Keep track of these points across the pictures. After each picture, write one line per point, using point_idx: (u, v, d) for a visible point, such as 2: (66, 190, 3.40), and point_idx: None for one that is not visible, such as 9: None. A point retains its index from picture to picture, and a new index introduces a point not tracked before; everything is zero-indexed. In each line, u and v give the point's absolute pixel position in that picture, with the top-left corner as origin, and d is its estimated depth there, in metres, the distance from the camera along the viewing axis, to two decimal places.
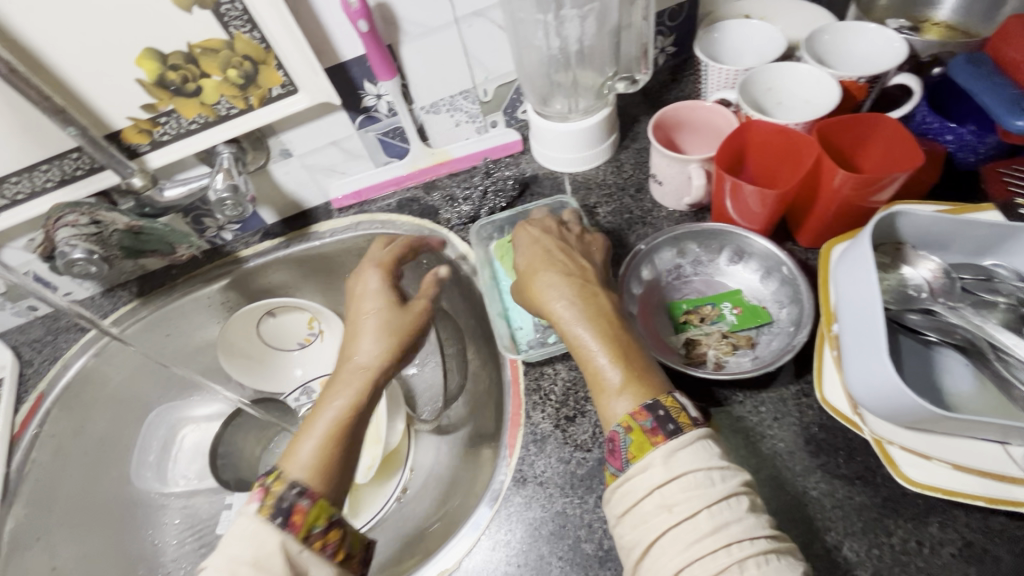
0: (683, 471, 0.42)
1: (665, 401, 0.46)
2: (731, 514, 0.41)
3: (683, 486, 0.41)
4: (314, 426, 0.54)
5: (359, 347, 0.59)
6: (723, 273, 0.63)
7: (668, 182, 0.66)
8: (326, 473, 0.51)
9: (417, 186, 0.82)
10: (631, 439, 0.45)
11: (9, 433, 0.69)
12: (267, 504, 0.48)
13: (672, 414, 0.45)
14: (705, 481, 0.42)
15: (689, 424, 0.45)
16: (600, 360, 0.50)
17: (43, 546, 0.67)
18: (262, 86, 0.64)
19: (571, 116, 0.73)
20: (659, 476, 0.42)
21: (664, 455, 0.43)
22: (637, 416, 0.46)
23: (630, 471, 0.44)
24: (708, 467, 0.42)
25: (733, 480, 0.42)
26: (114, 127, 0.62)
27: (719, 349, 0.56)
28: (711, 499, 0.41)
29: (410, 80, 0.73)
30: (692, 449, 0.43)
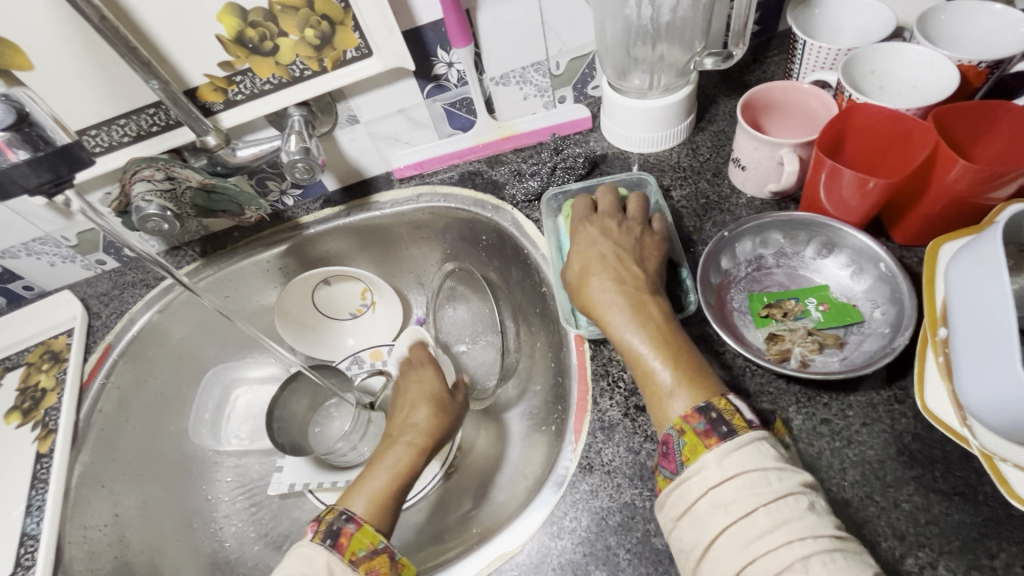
0: (737, 472, 0.40)
1: (717, 402, 0.43)
2: (791, 512, 0.38)
3: (738, 486, 0.39)
4: (370, 475, 0.56)
5: (415, 415, 0.63)
6: (809, 267, 0.59)
7: (753, 167, 0.63)
8: (382, 513, 0.52)
9: (480, 160, 0.79)
10: (684, 440, 0.43)
11: (79, 381, 0.70)
12: (319, 531, 0.49)
13: (725, 416, 0.42)
14: (761, 480, 0.39)
15: (745, 426, 0.42)
16: (650, 362, 0.47)
17: (107, 493, 0.67)
18: (338, 48, 0.63)
19: (650, 93, 0.69)
20: (714, 476, 0.40)
21: (718, 456, 0.40)
22: (688, 417, 0.43)
23: (684, 474, 0.41)
24: (763, 466, 0.40)
25: (793, 478, 0.39)
26: (191, 84, 0.62)
27: (805, 347, 0.53)
28: (767, 497, 0.38)
29: (484, 49, 0.70)
30: (749, 451, 0.40)
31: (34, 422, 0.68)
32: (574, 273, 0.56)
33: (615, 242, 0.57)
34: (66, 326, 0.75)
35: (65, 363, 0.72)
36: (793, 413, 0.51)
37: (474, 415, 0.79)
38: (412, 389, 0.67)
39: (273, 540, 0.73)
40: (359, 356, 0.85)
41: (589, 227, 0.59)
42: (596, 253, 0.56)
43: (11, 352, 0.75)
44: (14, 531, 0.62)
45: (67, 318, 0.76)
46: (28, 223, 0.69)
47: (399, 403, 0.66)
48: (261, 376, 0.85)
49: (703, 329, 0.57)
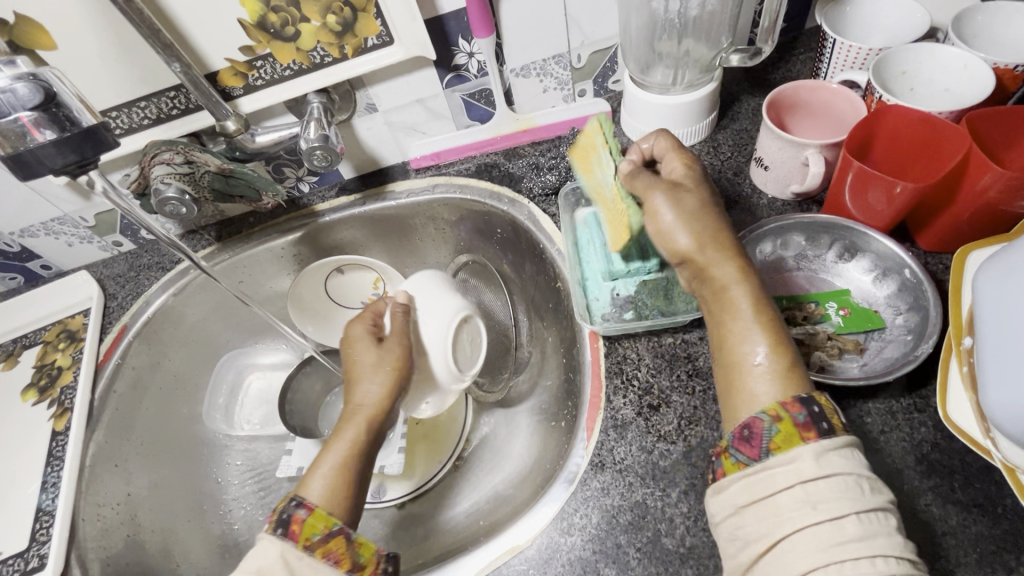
0: (834, 472, 0.38)
1: (820, 401, 0.41)
2: (876, 525, 0.36)
3: (831, 486, 0.37)
4: (324, 457, 0.50)
5: (367, 381, 0.55)
6: (831, 271, 0.58)
7: (776, 167, 0.62)
8: (341, 498, 0.48)
9: (497, 152, 0.79)
10: (779, 427, 0.39)
11: (94, 361, 0.71)
12: (270, 519, 0.46)
13: (827, 412, 0.39)
14: (853, 486, 0.37)
15: (840, 427, 0.39)
16: (758, 340, 0.43)
17: (120, 472, 0.68)
18: (359, 35, 0.62)
19: (673, 88, 0.68)
20: (805, 471, 0.38)
21: (815, 452, 0.38)
22: (789, 406, 0.40)
23: (773, 459, 0.39)
24: (859, 472, 0.38)
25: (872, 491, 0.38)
26: (212, 68, 0.62)
27: (825, 351, 0.52)
28: (859, 504, 0.36)
29: (505, 39, 0.69)
30: (843, 453, 0.39)
31: (50, 400, 0.69)
32: (666, 224, 0.48)
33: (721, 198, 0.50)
34: (83, 306, 0.76)
35: (81, 343, 0.72)
36: None
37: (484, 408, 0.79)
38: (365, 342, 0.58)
39: None
40: None
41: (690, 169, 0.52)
42: (705, 204, 0.48)
43: (28, 330, 0.76)
44: (29, 507, 0.62)
45: (83, 298, 0.76)
46: (48, 203, 0.69)
47: (350, 362, 0.58)
48: (273, 362, 0.85)
49: None
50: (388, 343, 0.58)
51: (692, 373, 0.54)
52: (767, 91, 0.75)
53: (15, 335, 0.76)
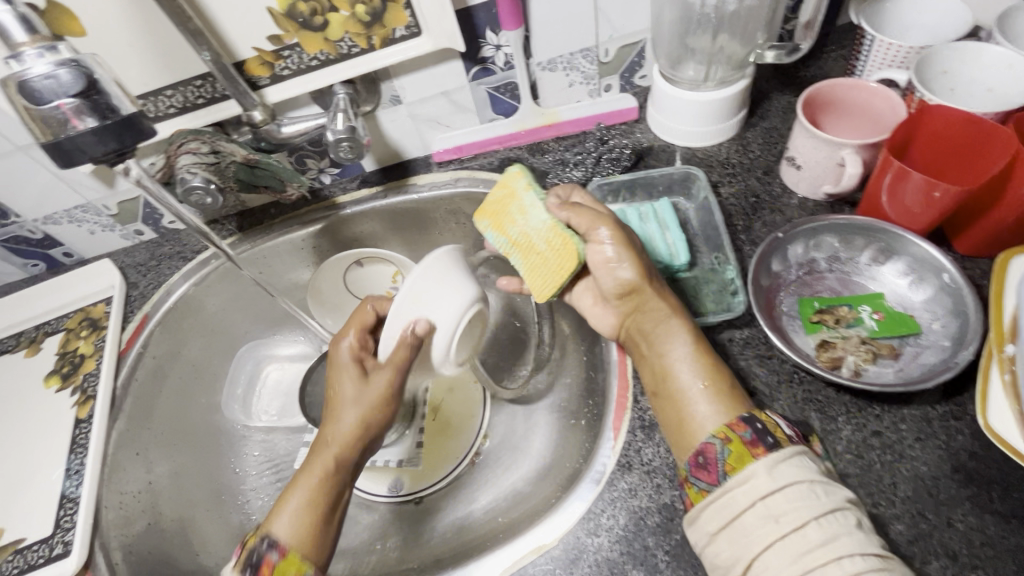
0: (787, 483, 0.40)
1: (761, 416, 0.44)
2: (840, 527, 0.38)
3: (788, 497, 0.39)
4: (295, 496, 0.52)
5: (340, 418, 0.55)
6: (864, 274, 0.57)
7: (809, 167, 0.61)
8: (309, 542, 0.50)
9: (521, 147, 0.78)
10: (730, 449, 0.42)
11: (116, 349, 0.71)
12: (241, 560, 0.50)
13: (769, 428, 0.43)
14: (810, 493, 0.39)
15: (785, 439, 0.42)
16: (689, 370, 0.48)
17: (141, 461, 0.68)
18: (387, 25, 0.62)
19: (704, 85, 0.67)
20: (761, 486, 0.40)
21: (767, 466, 0.41)
22: (735, 426, 0.43)
23: (729, 483, 0.41)
24: (811, 476, 0.40)
25: (839, 494, 0.40)
26: (239, 57, 0.61)
27: (859, 356, 0.51)
28: (820, 511, 0.38)
29: (533, 32, 0.68)
30: (794, 463, 0.41)
31: (73, 387, 0.69)
32: (611, 257, 0.51)
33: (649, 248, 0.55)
34: (105, 294, 0.76)
35: (104, 331, 0.72)
36: (841, 424, 0.49)
37: (503, 405, 0.78)
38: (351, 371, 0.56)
39: None
40: None
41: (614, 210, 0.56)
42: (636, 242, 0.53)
43: (49, 317, 0.76)
44: (53, 494, 0.63)
45: (105, 287, 0.76)
46: (72, 191, 0.69)
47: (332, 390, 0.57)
48: (291, 354, 0.85)
49: (751, 332, 0.55)
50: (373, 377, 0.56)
51: None
52: (797, 89, 0.74)
53: (37, 321, 0.76)
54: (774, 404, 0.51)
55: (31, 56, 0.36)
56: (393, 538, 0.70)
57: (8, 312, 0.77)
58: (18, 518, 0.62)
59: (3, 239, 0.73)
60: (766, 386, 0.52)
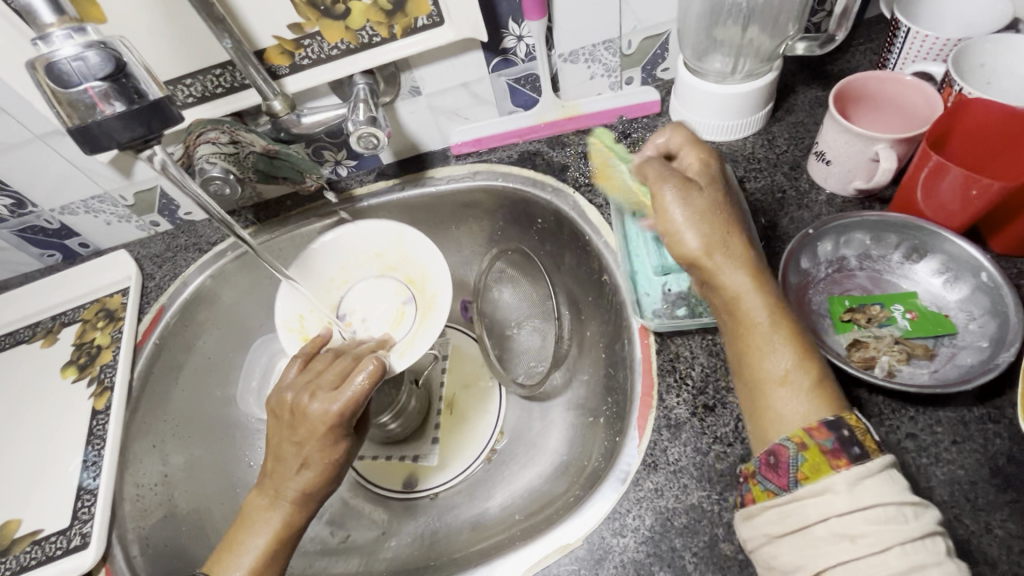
0: (870, 503, 0.36)
1: (848, 420, 0.40)
2: (928, 556, 0.35)
3: (869, 518, 0.36)
4: (250, 542, 0.51)
5: (289, 469, 0.52)
6: (896, 272, 0.56)
7: (840, 162, 0.59)
8: None
9: (540, 140, 0.77)
10: (805, 456, 0.39)
11: (133, 341, 0.71)
12: None
13: (857, 436, 0.39)
14: (897, 516, 0.36)
15: (875, 450, 0.38)
16: (783, 355, 0.43)
17: (157, 453, 0.68)
18: (409, 14, 0.61)
19: (732, 77, 0.65)
20: (836, 501, 0.37)
21: (848, 482, 0.37)
22: (814, 432, 0.39)
23: (798, 490, 0.38)
24: (899, 501, 0.36)
25: (928, 517, 0.36)
26: (259, 46, 0.60)
27: (892, 355, 0.50)
28: (906, 537, 0.35)
29: (556, 22, 0.67)
30: (880, 480, 0.37)
31: (89, 378, 0.69)
32: (678, 225, 0.47)
33: (738, 210, 0.49)
34: (121, 285, 0.76)
35: (120, 322, 0.72)
36: (874, 426, 0.48)
37: (520, 402, 0.77)
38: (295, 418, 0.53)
39: None
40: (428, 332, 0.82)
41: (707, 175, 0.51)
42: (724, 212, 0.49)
43: (65, 307, 0.76)
44: (70, 485, 0.62)
45: (121, 278, 0.76)
46: (89, 180, 0.69)
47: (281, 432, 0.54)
48: None
49: None
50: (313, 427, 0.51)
51: None
52: (825, 83, 0.72)
53: (53, 312, 0.76)
54: None
55: (59, 37, 0.36)
56: (409, 535, 0.69)
57: (25, 302, 0.76)
58: (36, 508, 0.61)
59: (20, 229, 0.73)
60: None
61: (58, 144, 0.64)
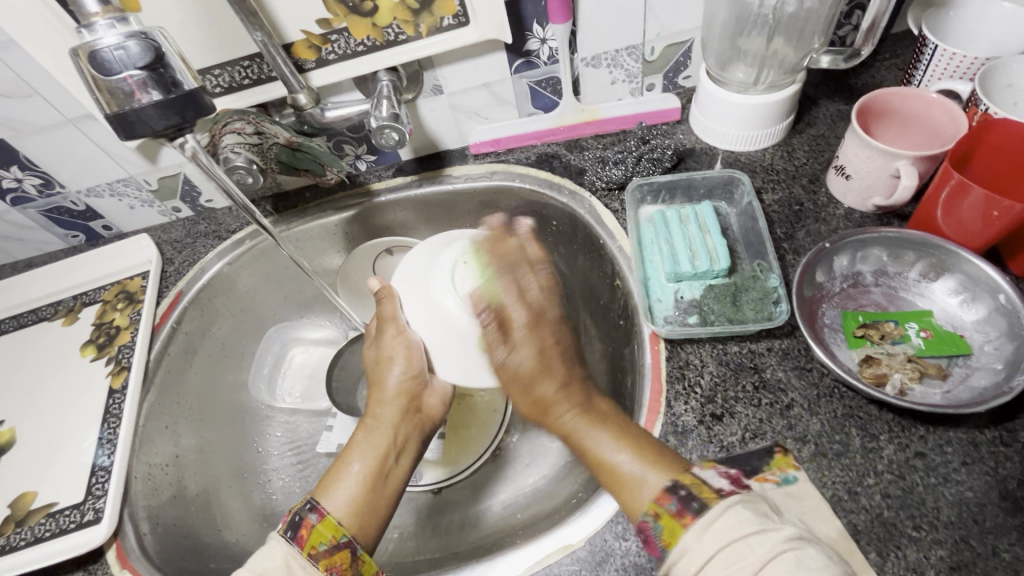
0: (722, 546, 0.37)
1: (685, 479, 0.41)
2: (786, 574, 0.34)
3: (724, 562, 0.36)
4: (349, 464, 0.52)
5: (384, 375, 0.57)
6: (912, 290, 0.55)
7: (859, 177, 0.59)
8: (361, 515, 0.49)
9: (558, 143, 0.77)
10: (660, 524, 0.40)
11: (151, 323, 0.72)
12: (282, 521, 0.47)
13: (695, 491, 0.40)
14: (744, 549, 0.36)
15: (714, 495, 0.39)
16: (615, 454, 0.46)
17: (170, 434, 0.69)
18: (435, 14, 0.61)
19: (754, 88, 0.65)
20: (692, 547, 0.38)
21: (697, 534, 0.38)
22: (660, 499, 0.41)
23: (667, 559, 0.39)
24: (740, 528, 0.37)
25: (776, 536, 0.36)
26: (288, 39, 0.61)
27: (905, 374, 0.49)
28: (759, 565, 0.35)
29: (580, 26, 0.67)
30: (727, 522, 0.38)
31: (108, 357, 0.70)
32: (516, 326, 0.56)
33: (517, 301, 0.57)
34: (142, 268, 0.77)
35: (139, 304, 0.74)
36: (883, 443, 0.48)
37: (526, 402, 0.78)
38: (375, 344, 0.60)
39: None
40: None
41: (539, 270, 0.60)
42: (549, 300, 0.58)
43: (87, 288, 0.77)
44: (86, 461, 0.63)
45: (142, 261, 0.78)
46: (115, 165, 0.70)
47: (365, 371, 0.60)
48: (318, 338, 0.86)
49: (790, 342, 0.54)
50: (387, 337, 0.59)
51: (757, 386, 0.53)
52: (847, 97, 0.72)
53: (75, 291, 0.77)
54: (812, 417, 0.50)
55: (103, 27, 0.37)
56: (408, 529, 0.70)
57: (47, 281, 0.78)
58: (52, 482, 0.63)
59: (46, 209, 0.75)
60: (804, 400, 0.51)
61: (88, 127, 0.65)
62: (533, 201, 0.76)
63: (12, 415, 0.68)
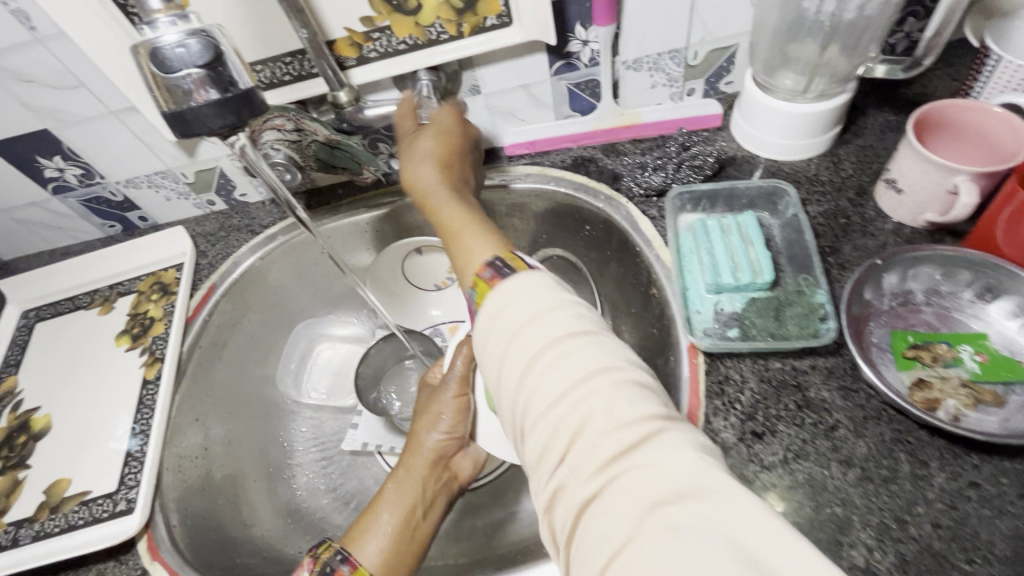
0: (518, 300, 0.39)
1: (503, 255, 0.45)
2: (574, 343, 0.36)
3: (519, 322, 0.38)
4: (378, 518, 0.52)
5: (427, 431, 0.59)
6: (966, 311, 0.53)
7: (912, 191, 0.57)
8: (392, 569, 0.49)
9: (595, 147, 0.76)
10: (476, 291, 0.43)
11: (184, 315, 0.73)
12: (313, 571, 0.47)
13: (510, 263, 0.43)
14: (540, 304, 0.38)
15: (524, 267, 0.42)
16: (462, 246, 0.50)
17: (199, 426, 0.69)
18: (479, 14, 0.61)
19: (802, 96, 0.63)
20: (497, 310, 0.39)
21: (499, 292, 0.40)
22: (480, 271, 0.44)
23: (478, 317, 0.41)
24: (545, 314, 0.38)
25: (567, 309, 0.38)
26: (330, 36, 0.61)
27: (958, 399, 0.48)
28: (556, 332, 0.37)
29: (624, 29, 0.66)
30: (525, 286, 0.40)
31: (142, 348, 0.71)
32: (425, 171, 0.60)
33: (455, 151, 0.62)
34: (176, 260, 0.78)
35: (173, 296, 0.74)
36: (934, 470, 0.46)
37: None
38: (429, 397, 0.62)
39: (342, 497, 0.74)
40: (439, 328, 0.84)
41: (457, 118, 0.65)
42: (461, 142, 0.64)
43: (123, 278, 0.78)
44: (119, 449, 0.64)
45: (177, 253, 0.78)
46: (154, 157, 0.71)
47: (414, 415, 0.62)
48: (345, 335, 0.86)
49: (835, 361, 0.53)
50: (444, 394, 0.60)
51: (801, 406, 0.51)
52: (895, 108, 0.69)
53: (110, 281, 0.78)
54: (858, 439, 0.48)
55: (164, 23, 0.38)
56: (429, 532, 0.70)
57: (84, 269, 0.79)
58: (86, 470, 0.63)
59: (85, 199, 0.76)
60: (849, 421, 0.49)
61: (130, 119, 0.66)
62: (567, 206, 0.76)
63: (48, 402, 0.69)
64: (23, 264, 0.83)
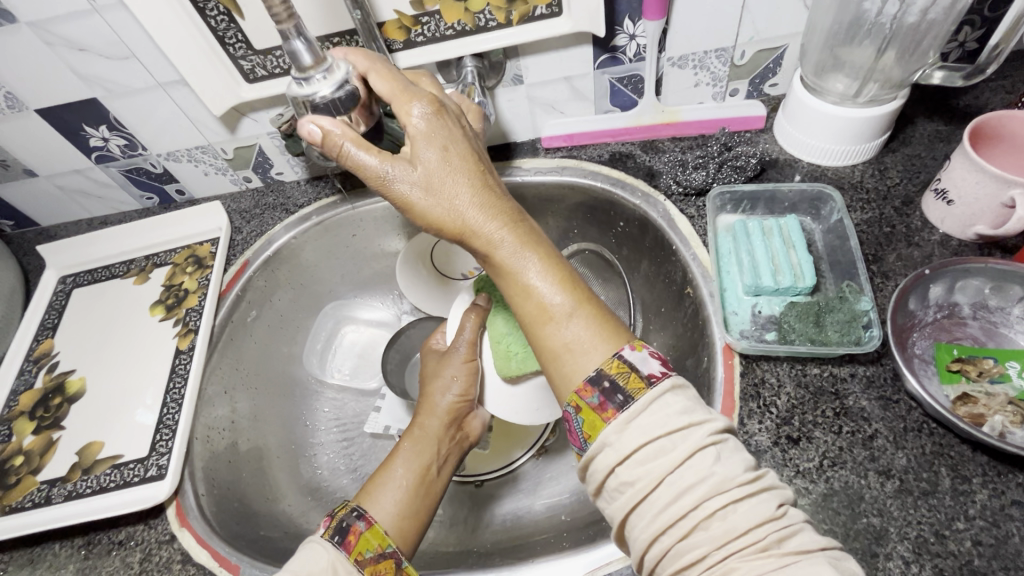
0: (639, 442, 0.36)
1: (609, 368, 0.38)
2: (700, 469, 0.35)
3: (640, 453, 0.36)
4: (391, 477, 0.53)
5: (438, 391, 0.60)
6: (1013, 327, 0.52)
7: (964, 202, 0.56)
8: (405, 525, 0.49)
9: (633, 143, 0.75)
10: (581, 416, 0.38)
11: (217, 290, 0.74)
12: (329, 527, 0.46)
13: (619, 382, 0.38)
14: (662, 438, 0.36)
15: (639, 384, 0.37)
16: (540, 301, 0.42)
17: (228, 398, 0.70)
18: (528, 3, 0.60)
19: (853, 101, 0.62)
20: (611, 446, 0.36)
21: (617, 430, 0.36)
22: (581, 392, 0.39)
23: (590, 452, 0.38)
24: (664, 433, 0.36)
25: (700, 430, 0.36)
26: (379, 19, 0.61)
27: (1006, 416, 0.47)
28: (677, 460, 0.35)
29: (672, 25, 0.64)
30: (646, 416, 0.36)
31: (176, 319, 0.72)
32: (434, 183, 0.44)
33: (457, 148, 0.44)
34: (211, 235, 0.79)
35: (208, 271, 0.75)
36: (976, 486, 0.45)
37: None
38: (436, 363, 0.63)
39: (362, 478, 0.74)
40: None
41: (435, 123, 0.44)
42: (464, 149, 0.44)
43: (158, 250, 0.79)
44: (149, 420, 0.65)
45: (213, 227, 0.79)
46: (197, 131, 0.72)
47: (422, 379, 0.63)
48: (370, 319, 0.86)
49: (875, 370, 0.52)
50: (454, 359, 0.62)
51: (837, 413, 0.50)
52: (946, 118, 0.68)
53: (147, 252, 0.80)
54: (898, 451, 0.48)
55: None
56: (447, 518, 0.70)
57: (122, 239, 0.80)
58: (118, 435, 0.64)
59: (127, 169, 0.77)
60: (889, 431, 0.49)
61: (176, 92, 0.66)
62: (602, 202, 0.75)
63: (83, 367, 0.70)
64: (62, 230, 0.85)
